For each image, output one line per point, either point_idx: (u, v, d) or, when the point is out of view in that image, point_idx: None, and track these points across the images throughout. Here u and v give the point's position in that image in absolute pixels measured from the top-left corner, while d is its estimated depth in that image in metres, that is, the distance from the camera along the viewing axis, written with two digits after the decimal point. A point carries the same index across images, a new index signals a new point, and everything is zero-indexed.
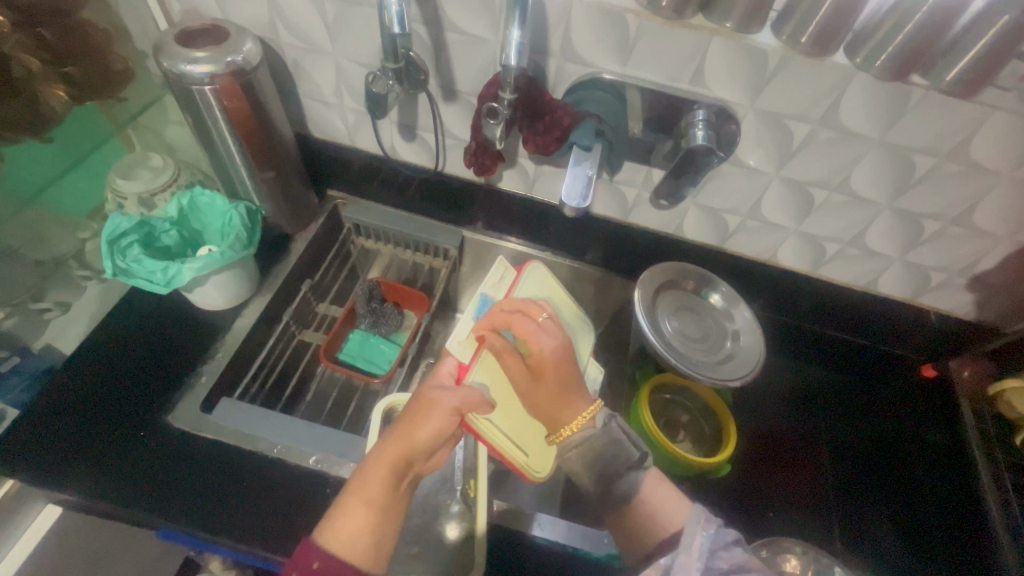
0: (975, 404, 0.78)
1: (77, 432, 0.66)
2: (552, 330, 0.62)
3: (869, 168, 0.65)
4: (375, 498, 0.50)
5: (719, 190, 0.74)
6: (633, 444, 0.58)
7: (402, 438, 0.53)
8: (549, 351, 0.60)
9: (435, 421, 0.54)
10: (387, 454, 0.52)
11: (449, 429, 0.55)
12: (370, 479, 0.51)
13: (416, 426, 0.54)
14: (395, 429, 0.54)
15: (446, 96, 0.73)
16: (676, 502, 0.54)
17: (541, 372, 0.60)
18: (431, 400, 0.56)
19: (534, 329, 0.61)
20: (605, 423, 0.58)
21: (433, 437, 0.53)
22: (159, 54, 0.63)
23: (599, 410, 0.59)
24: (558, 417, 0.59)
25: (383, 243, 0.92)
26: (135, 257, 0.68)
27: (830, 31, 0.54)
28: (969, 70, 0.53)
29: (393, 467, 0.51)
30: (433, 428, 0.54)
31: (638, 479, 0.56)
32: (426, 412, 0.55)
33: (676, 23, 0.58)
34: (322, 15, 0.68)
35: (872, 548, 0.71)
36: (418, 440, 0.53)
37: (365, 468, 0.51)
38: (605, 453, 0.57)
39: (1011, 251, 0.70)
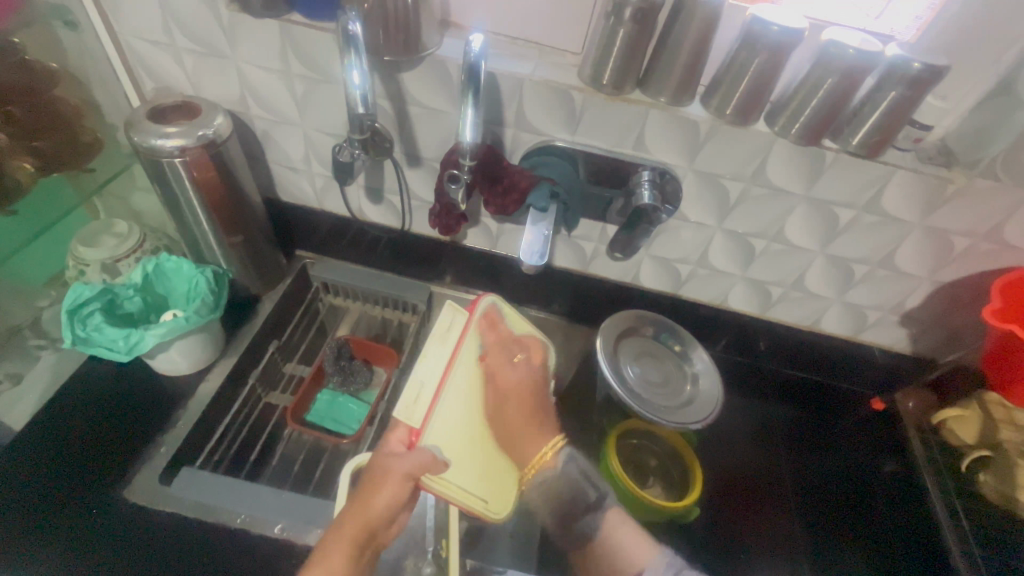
0: (922, 433, 0.82)
1: (23, 512, 0.63)
2: (523, 367, 0.66)
3: (799, 219, 0.72)
4: (336, 568, 0.50)
5: (670, 242, 0.80)
6: (592, 486, 0.60)
7: (360, 509, 0.55)
8: (516, 383, 0.65)
9: (391, 488, 0.56)
10: (349, 529, 0.53)
11: (404, 494, 0.57)
12: (333, 550, 0.51)
13: (373, 496, 0.55)
14: (354, 501, 0.56)
15: (410, 162, 0.77)
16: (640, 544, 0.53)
17: (507, 405, 0.64)
18: (385, 468, 0.57)
19: (503, 364, 0.66)
20: (561, 463, 0.61)
21: (391, 505, 0.55)
22: (131, 129, 0.65)
23: (560, 447, 0.61)
24: (525, 450, 0.62)
25: (351, 300, 0.94)
26: (96, 325, 0.68)
27: (751, 104, 0.61)
28: (871, 135, 0.60)
29: (355, 537, 0.53)
30: (388, 497, 0.55)
31: (600, 521, 0.57)
32: (380, 481, 0.56)
33: (616, 97, 0.64)
34: (291, 91, 0.72)
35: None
36: (375, 510, 0.55)
37: (327, 542, 0.52)
38: (564, 494, 0.59)
39: (933, 289, 0.77)
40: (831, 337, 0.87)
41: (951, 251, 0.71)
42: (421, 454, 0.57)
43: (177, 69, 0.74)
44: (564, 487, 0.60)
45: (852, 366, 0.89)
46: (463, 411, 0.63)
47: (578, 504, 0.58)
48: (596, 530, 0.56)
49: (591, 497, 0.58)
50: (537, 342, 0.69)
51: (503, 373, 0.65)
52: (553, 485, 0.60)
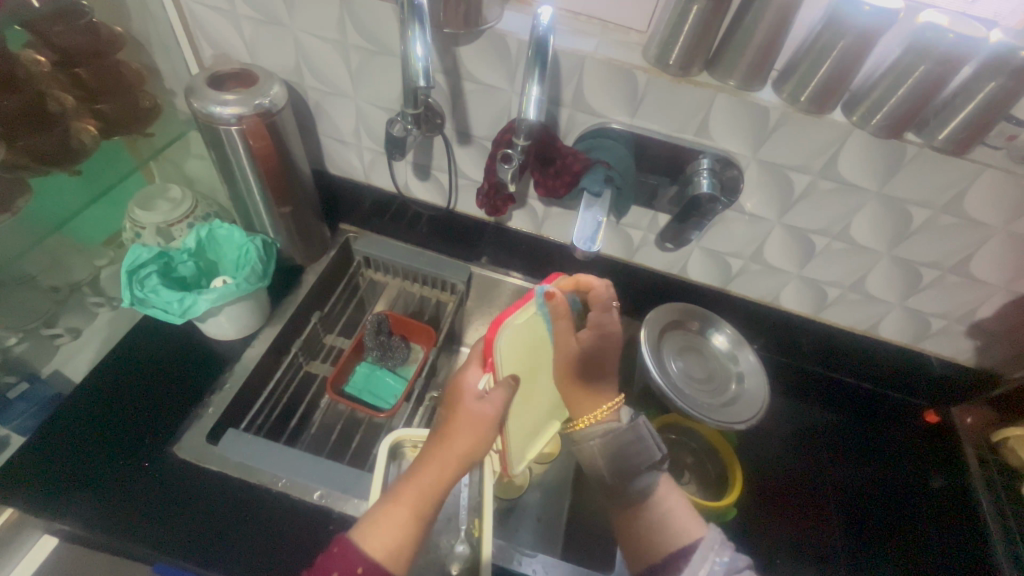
0: (981, 451, 0.78)
1: (80, 460, 0.66)
2: (609, 318, 0.59)
3: (867, 217, 0.68)
4: (423, 506, 0.49)
5: (722, 235, 0.77)
6: (655, 444, 0.60)
7: (449, 448, 0.52)
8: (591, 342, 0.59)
9: (477, 431, 0.53)
10: (442, 464, 0.51)
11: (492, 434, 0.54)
12: (423, 477, 0.50)
13: (457, 436, 0.52)
14: (444, 434, 0.53)
15: (460, 139, 0.76)
16: (690, 517, 0.56)
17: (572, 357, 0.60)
18: (472, 410, 0.54)
19: (599, 311, 0.58)
20: (630, 420, 0.61)
21: (483, 443, 0.53)
22: (190, 95, 0.66)
23: (620, 406, 0.63)
24: (580, 406, 0.63)
25: (392, 276, 0.94)
26: (153, 287, 0.70)
27: (829, 91, 0.57)
28: (960, 130, 0.56)
29: (447, 475, 0.50)
30: (477, 440, 0.52)
31: (654, 481, 0.58)
32: (466, 423, 0.53)
33: (682, 80, 0.61)
34: (346, 62, 0.71)
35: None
36: (466, 448, 0.52)
37: (418, 470, 0.51)
38: (624, 451, 0.59)
39: (1008, 300, 0.72)
40: (886, 344, 0.83)
41: None
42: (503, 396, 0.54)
43: (235, 36, 0.74)
44: (624, 445, 0.59)
45: (907, 375, 0.85)
46: (521, 351, 0.58)
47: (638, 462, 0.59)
48: (650, 492, 0.57)
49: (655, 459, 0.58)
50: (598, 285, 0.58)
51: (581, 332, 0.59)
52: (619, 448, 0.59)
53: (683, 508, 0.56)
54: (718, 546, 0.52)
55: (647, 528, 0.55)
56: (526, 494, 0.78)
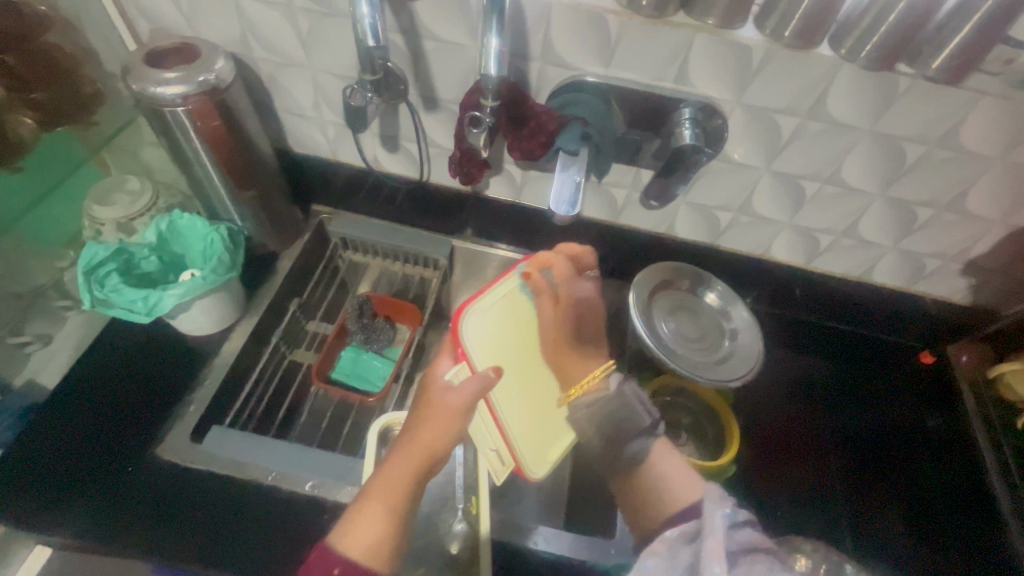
0: (975, 387, 0.78)
1: (61, 470, 0.64)
2: (588, 284, 0.68)
3: (859, 158, 0.65)
4: (397, 505, 0.48)
5: (709, 187, 0.73)
6: (645, 410, 0.56)
7: (416, 443, 0.51)
8: (581, 299, 0.66)
9: (448, 420, 0.52)
10: (411, 461, 0.50)
11: (462, 424, 0.53)
12: (393, 474, 0.50)
13: (422, 430, 0.52)
14: (411, 433, 0.52)
15: (427, 105, 0.71)
16: (686, 479, 0.51)
17: (556, 329, 0.64)
18: (442, 401, 0.54)
19: (570, 276, 0.67)
20: (618, 387, 0.57)
21: (452, 435, 0.52)
22: (128, 76, 0.61)
23: (611, 372, 0.59)
24: (574, 375, 0.62)
25: (372, 256, 0.91)
26: (114, 286, 0.66)
27: (815, 23, 0.53)
28: (954, 57, 0.52)
29: (418, 469, 0.50)
30: (446, 429, 0.52)
31: (646, 447, 0.54)
32: (432, 416, 0.53)
33: (658, 21, 0.57)
34: (295, 29, 0.66)
35: (877, 555, 0.70)
36: (436, 440, 0.51)
37: (387, 467, 0.50)
38: (617, 413, 0.56)
39: (1005, 234, 0.69)
40: (881, 288, 0.81)
41: None
42: (471, 384, 0.54)
43: (172, 7, 0.68)
44: (612, 407, 0.56)
45: (900, 318, 0.83)
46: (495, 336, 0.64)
47: (629, 427, 0.55)
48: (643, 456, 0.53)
49: (646, 423, 0.55)
50: (586, 248, 0.69)
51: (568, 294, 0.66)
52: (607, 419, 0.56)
53: (677, 473, 0.52)
54: (719, 499, 0.44)
55: (640, 496, 0.52)
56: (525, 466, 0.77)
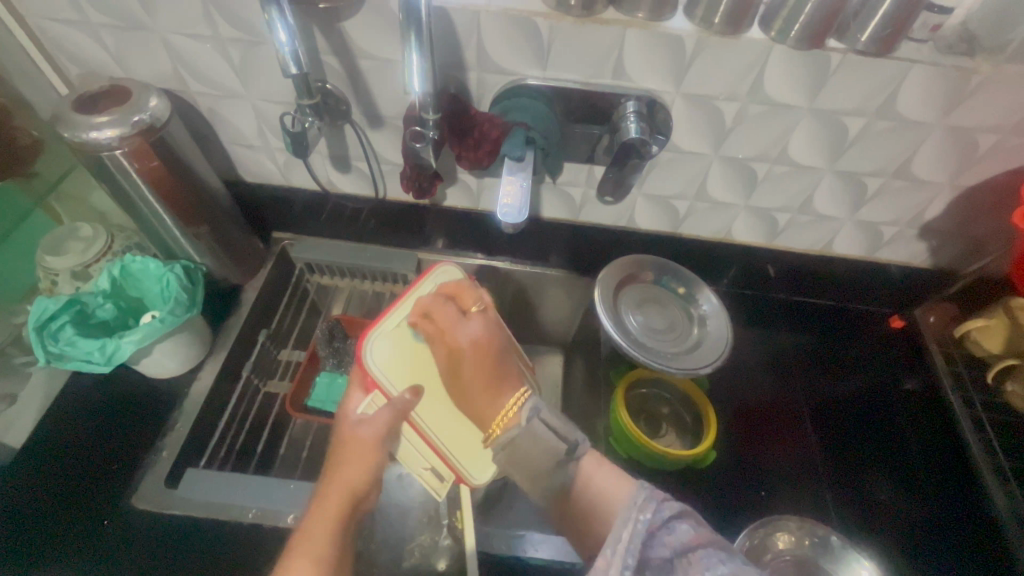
0: (944, 347, 0.78)
1: (35, 532, 0.62)
2: (476, 323, 0.60)
3: (804, 135, 0.65)
4: (324, 556, 0.48)
5: (662, 178, 0.73)
6: (563, 434, 0.50)
7: (338, 481, 0.54)
8: (468, 343, 0.59)
9: (364, 454, 0.55)
10: (332, 506, 0.52)
11: (379, 458, 0.56)
12: (316, 526, 0.50)
13: (343, 468, 0.55)
14: (329, 475, 0.55)
15: (372, 123, 0.70)
16: (618, 487, 0.48)
17: (461, 370, 0.58)
18: (354, 436, 0.57)
19: (452, 322, 0.60)
20: (528, 419, 0.50)
21: (370, 467, 0.55)
22: (59, 124, 0.59)
23: (524, 399, 0.54)
24: (489, 416, 0.56)
25: (339, 277, 0.90)
26: (70, 338, 0.65)
27: (742, 7, 0.53)
28: (881, 30, 0.53)
29: (340, 510, 0.52)
30: (363, 463, 0.55)
31: (576, 468, 0.49)
32: (349, 450, 0.56)
33: (588, 20, 0.57)
34: (228, 59, 0.65)
35: (863, 526, 0.71)
36: (354, 477, 0.54)
37: (310, 519, 0.51)
38: (535, 456, 0.49)
39: (954, 196, 0.70)
40: (844, 258, 0.82)
41: (974, 153, 0.64)
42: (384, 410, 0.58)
43: (100, 49, 0.66)
44: (535, 451, 0.49)
45: (868, 286, 0.85)
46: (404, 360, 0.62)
47: (547, 458, 0.49)
48: (571, 483, 0.49)
49: (562, 448, 0.49)
50: (466, 283, 0.64)
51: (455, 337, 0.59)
52: (524, 455, 0.49)
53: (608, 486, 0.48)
54: (641, 501, 0.42)
55: (583, 518, 0.49)
56: None
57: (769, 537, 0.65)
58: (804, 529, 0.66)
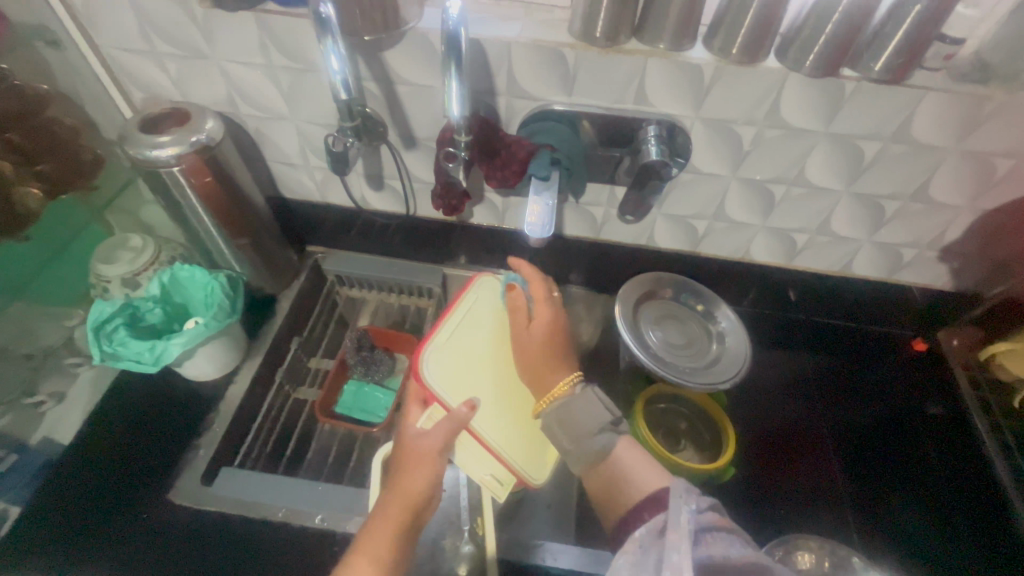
0: (970, 371, 0.78)
1: (79, 523, 0.66)
2: (551, 306, 0.67)
3: (821, 158, 0.67)
4: (384, 557, 0.52)
5: (682, 199, 0.76)
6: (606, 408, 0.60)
7: (399, 492, 0.57)
8: (543, 324, 0.66)
9: (427, 465, 0.59)
10: (393, 512, 0.55)
11: (439, 467, 0.60)
12: (377, 536, 0.53)
13: (407, 478, 0.58)
14: (390, 489, 0.58)
15: (406, 144, 0.75)
16: (651, 465, 0.54)
17: (533, 338, 0.65)
18: (415, 449, 0.60)
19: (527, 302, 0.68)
20: (582, 389, 0.61)
21: (429, 475, 0.58)
22: (125, 142, 0.65)
23: (578, 380, 0.62)
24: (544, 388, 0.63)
25: (368, 290, 0.94)
26: (122, 339, 0.70)
27: (758, 38, 0.56)
28: (895, 58, 0.55)
29: (402, 524, 0.55)
30: (425, 476, 0.58)
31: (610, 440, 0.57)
32: (411, 462, 0.59)
33: (611, 50, 0.60)
34: (277, 85, 0.70)
35: (885, 545, 0.71)
36: (415, 488, 0.57)
37: (370, 528, 0.54)
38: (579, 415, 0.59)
39: (974, 219, 0.71)
40: (863, 280, 0.83)
41: (992, 176, 0.65)
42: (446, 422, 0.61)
43: (162, 75, 0.73)
44: (582, 412, 0.59)
45: (889, 308, 0.85)
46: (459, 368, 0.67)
47: (592, 422, 0.58)
48: (610, 447, 0.56)
49: (607, 416, 0.58)
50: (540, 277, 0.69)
51: (532, 323, 0.66)
52: (573, 414, 0.59)
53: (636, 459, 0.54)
54: (685, 492, 0.46)
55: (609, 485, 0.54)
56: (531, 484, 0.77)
57: (789, 556, 0.65)
58: (825, 549, 0.66)
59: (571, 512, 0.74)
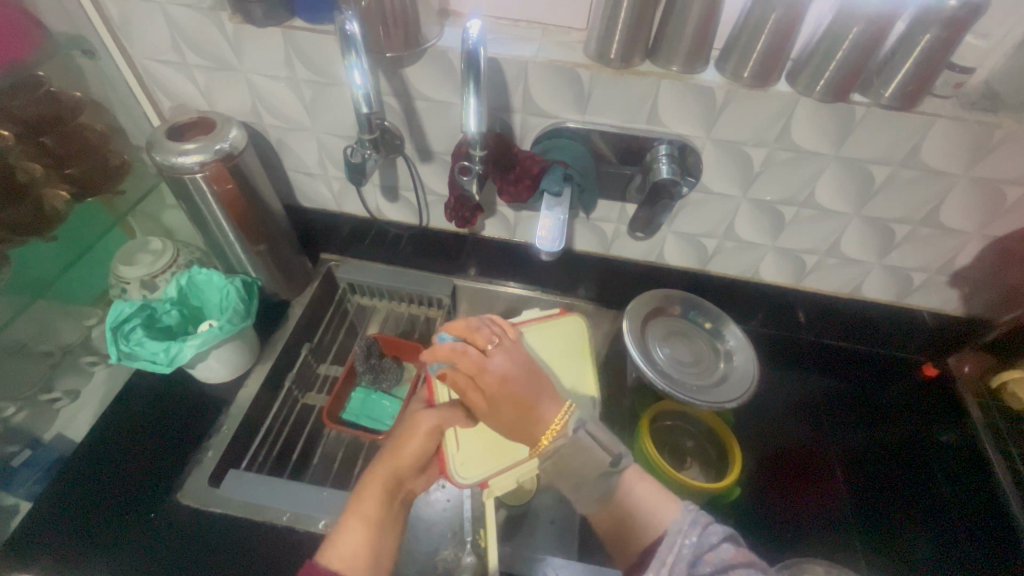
0: (981, 398, 0.78)
1: (86, 518, 0.67)
2: (497, 357, 0.55)
3: (830, 181, 0.68)
4: (372, 514, 0.55)
5: (692, 217, 0.77)
6: (605, 448, 0.58)
7: (391, 457, 0.59)
8: (497, 380, 0.54)
9: (421, 436, 0.61)
10: (380, 471, 0.58)
11: (430, 444, 0.61)
12: (367, 495, 0.56)
13: (402, 445, 0.60)
14: (387, 448, 0.60)
15: (422, 157, 0.77)
16: (659, 499, 0.53)
17: (491, 401, 0.55)
18: (415, 421, 0.62)
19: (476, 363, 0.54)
20: (572, 431, 0.57)
21: (423, 450, 0.60)
22: (152, 149, 0.67)
23: (567, 414, 0.57)
24: (531, 430, 0.57)
25: (378, 298, 0.95)
26: (139, 339, 0.71)
27: (770, 63, 0.58)
28: (905, 85, 0.56)
29: (387, 485, 0.57)
30: (417, 446, 0.60)
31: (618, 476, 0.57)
32: (408, 432, 0.61)
33: (625, 71, 0.62)
34: (300, 98, 0.73)
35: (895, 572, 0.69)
36: (406, 457, 0.59)
37: (362, 487, 0.57)
38: (575, 460, 0.59)
39: (985, 245, 0.71)
40: (868, 301, 0.86)
41: (1003, 203, 0.66)
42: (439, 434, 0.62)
43: (190, 85, 0.76)
44: (579, 458, 0.59)
45: (899, 332, 0.85)
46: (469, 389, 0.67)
47: (590, 468, 0.59)
48: (614, 487, 0.56)
49: (606, 462, 0.58)
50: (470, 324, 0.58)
51: (485, 377, 0.55)
52: (573, 459, 0.59)
53: (650, 495, 0.53)
54: (687, 526, 0.49)
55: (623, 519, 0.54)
56: (535, 497, 0.77)
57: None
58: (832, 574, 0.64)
59: (574, 528, 0.74)
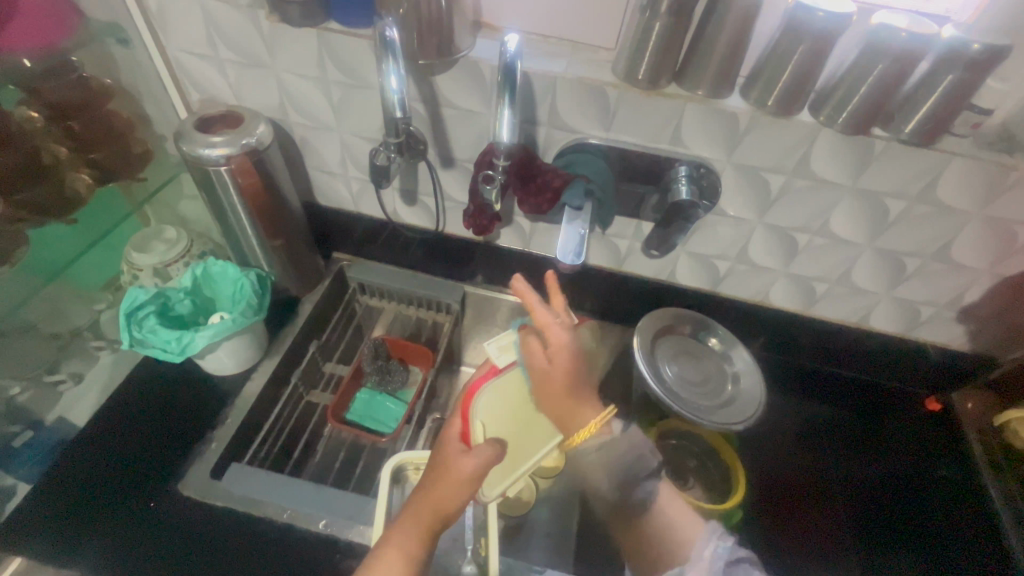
0: (982, 433, 0.77)
1: (84, 504, 0.66)
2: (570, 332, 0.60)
3: (845, 212, 0.69)
4: (411, 547, 0.54)
5: (706, 238, 0.78)
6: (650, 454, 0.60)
7: (431, 500, 0.54)
8: (565, 353, 0.59)
9: (462, 485, 0.54)
10: (418, 516, 0.55)
11: (472, 490, 0.55)
12: (406, 533, 0.54)
13: (439, 491, 0.54)
14: (425, 490, 0.55)
15: (444, 163, 0.78)
16: (687, 517, 0.57)
17: (552, 376, 0.58)
18: (452, 467, 0.54)
19: (549, 323, 0.59)
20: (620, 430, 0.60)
21: (463, 498, 0.54)
22: (180, 139, 0.68)
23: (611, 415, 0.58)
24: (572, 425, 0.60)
25: (387, 300, 0.95)
26: (151, 327, 0.71)
27: (794, 93, 0.59)
28: (925, 121, 0.58)
29: (428, 524, 0.54)
30: (458, 495, 0.54)
31: (655, 488, 0.58)
32: (446, 478, 0.54)
33: (651, 92, 0.63)
34: (328, 98, 0.74)
35: None
36: (445, 503, 0.54)
37: (398, 527, 0.55)
38: (623, 459, 0.59)
39: (993, 283, 0.72)
40: (878, 334, 0.84)
41: (1013, 244, 0.67)
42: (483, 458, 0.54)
43: (220, 80, 0.77)
44: (624, 454, 0.59)
45: (901, 364, 0.85)
46: (505, 404, 0.62)
47: (630, 471, 0.59)
48: (650, 501, 0.58)
49: (651, 466, 0.59)
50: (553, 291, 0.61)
51: (555, 345, 0.59)
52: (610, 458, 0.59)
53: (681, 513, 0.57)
54: (717, 535, 0.55)
55: (648, 538, 0.57)
56: (534, 508, 0.76)
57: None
58: None
59: (573, 541, 0.74)
